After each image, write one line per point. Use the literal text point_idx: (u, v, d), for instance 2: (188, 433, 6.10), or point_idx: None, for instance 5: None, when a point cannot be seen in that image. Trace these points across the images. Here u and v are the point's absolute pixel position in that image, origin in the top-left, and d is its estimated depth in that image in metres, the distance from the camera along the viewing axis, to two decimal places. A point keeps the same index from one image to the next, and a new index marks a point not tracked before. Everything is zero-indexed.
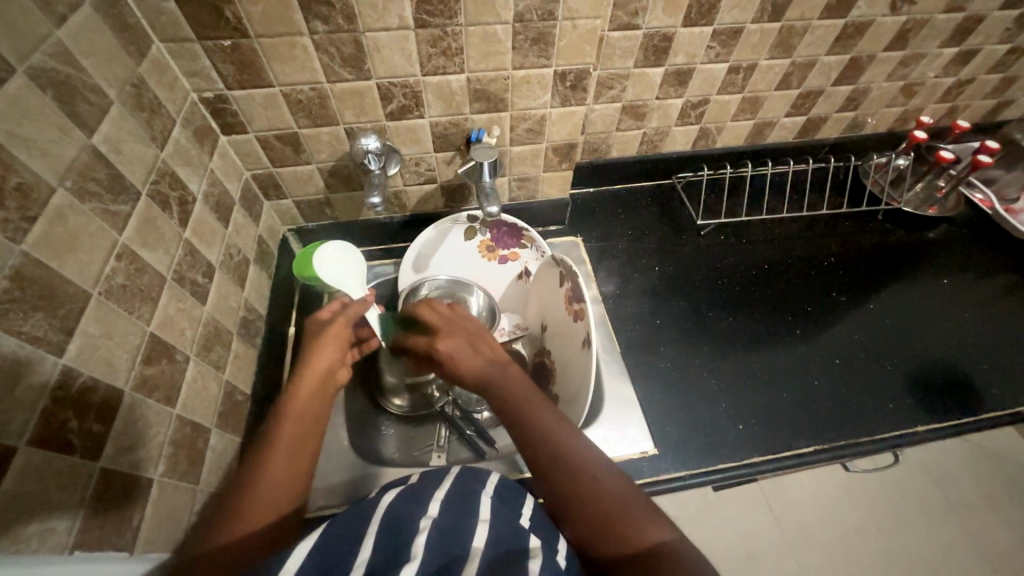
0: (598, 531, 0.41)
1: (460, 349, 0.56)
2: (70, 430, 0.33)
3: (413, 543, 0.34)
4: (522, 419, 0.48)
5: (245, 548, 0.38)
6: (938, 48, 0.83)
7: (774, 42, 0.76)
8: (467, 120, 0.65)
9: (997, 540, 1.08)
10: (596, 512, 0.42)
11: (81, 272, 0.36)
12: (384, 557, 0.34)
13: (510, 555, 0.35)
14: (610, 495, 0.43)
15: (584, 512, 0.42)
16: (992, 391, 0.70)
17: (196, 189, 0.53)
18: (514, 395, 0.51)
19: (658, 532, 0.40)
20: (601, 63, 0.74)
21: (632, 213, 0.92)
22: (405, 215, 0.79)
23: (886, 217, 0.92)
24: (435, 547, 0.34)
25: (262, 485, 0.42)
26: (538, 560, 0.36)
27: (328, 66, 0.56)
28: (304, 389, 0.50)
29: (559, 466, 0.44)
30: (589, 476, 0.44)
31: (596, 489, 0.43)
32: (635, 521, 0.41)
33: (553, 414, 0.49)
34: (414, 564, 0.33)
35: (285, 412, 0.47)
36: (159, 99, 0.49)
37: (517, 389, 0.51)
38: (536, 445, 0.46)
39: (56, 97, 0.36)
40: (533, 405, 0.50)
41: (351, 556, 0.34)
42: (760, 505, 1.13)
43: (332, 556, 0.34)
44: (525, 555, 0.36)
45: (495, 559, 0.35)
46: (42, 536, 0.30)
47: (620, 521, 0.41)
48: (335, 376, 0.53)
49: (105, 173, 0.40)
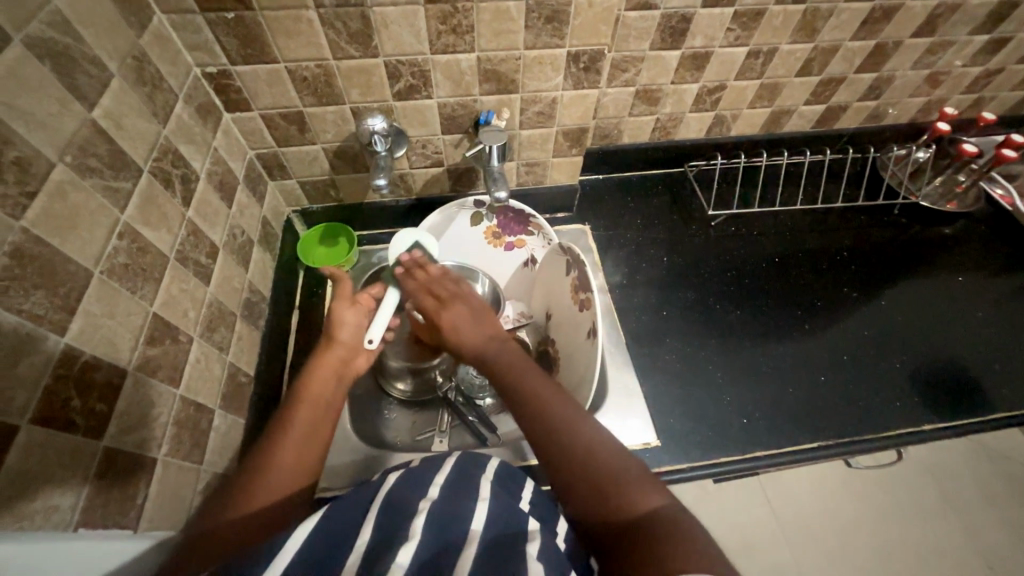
0: (594, 501, 0.40)
1: (461, 322, 0.57)
2: (72, 410, 0.33)
3: (410, 525, 0.34)
4: (521, 397, 0.49)
5: (254, 524, 0.39)
6: (968, 36, 0.79)
7: (797, 26, 0.73)
8: (476, 102, 0.64)
9: (994, 540, 1.08)
10: (594, 483, 0.41)
11: (82, 250, 0.36)
12: (383, 539, 0.33)
13: (508, 540, 0.35)
14: (608, 464, 0.42)
15: (581, 483, 0.42)
16: (1002, 392, 0.69)
17: (199, 167, 0.52)
18: (517, 364, 0.52)
19: (655, 502, 0.40)
20: (616, 45, 0.71)
21: (642, 202, 0.91)
22: (411, 199, 0.77)
23: (902, 211, 0.90)
24: (434, 531, 0.34)
25: (275, 469, 0.42)
26: (536, 545, 0.36)
27: (334, 42, 0.54)
28: (319, 377, 0.51)
29: (561, 435, 0.45)
30: (587, 447, 0.44)
31: (593, 458, 0.43)
32: (630, 490, 0.40)
33: (551, 386, 0.50)
34: (410, 546, 0.32)
35: (303, 396, 0.49)
36: (160, 73, 0.48)
37: (513, 366, 0.52)
38: (535, 416, 0.47)
39: (54, 67, 0.35)
40: (534, 376, 0.51)
41: (352, 538, 0.34)
42: (759, 498, 1.14)
43: (333, 536, 0.34)
44: (523, 539, 0.36)
45: (494, 544, 0.35)
46: (46, 513, 0.30)
47: (615, 491, 0.40)
48: (350, 369, 0.55)
49: (106, 148, 0.39)
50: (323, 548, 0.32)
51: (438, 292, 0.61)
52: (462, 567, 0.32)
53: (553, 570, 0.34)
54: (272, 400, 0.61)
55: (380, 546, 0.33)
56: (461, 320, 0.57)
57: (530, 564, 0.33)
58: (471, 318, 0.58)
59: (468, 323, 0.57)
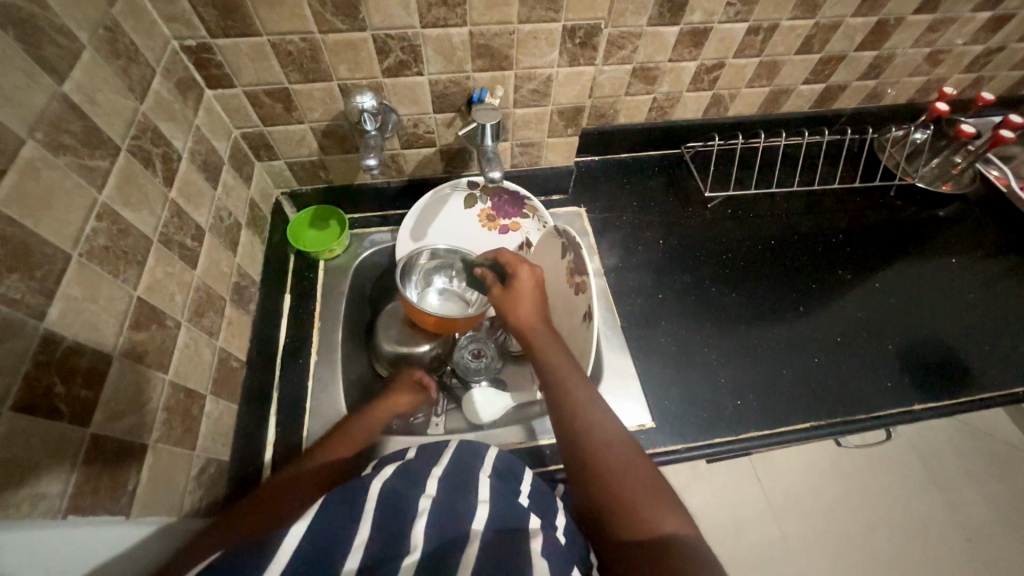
0: (619, 515, 0.41)
1: (525, 289, 0.60)
2: (56, 396, 0.32)
3: (412, 530, 0.34)
4: (557, 396, 0.50)
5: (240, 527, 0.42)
6: (970, 12, 0.78)
7: (798, 1, 0.71)
8: (468, 79, 0.62)
9: (974, 514, 1.12)
10: (612, 497, 0.42)
11: (59, 231, 0.34)
12: (382, 544, 0.33)
13: (510, 537, 0.36)
14: (632, 480, 0.42)
15: (603, 491, 0.42)
16: (989, 372, 0.70)
17: (181, 146, 0.50)
18: (559, 365, 0.52)
19: (675, 527, 0.40)
20: (613, 19, 0.68)
21: (638, 183, 0.89)
22: (403, 180, 0.76)
23: (898, 193, 0.89)
24: (436, 533, 0.34)
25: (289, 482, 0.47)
26: (539, 539, 0.37)
27: (319, 14, 0.52)
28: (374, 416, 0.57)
29: (591, 441, 0.45)
30: (612, 455, 0.44)
31: (618, 470, 0.43)
32: (651, 511, 0.40)
33: (585, 391, 0.50)
34: (412, 556, 0.33)
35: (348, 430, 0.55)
36: (136, 46, 0.45)
37: (553, 362, 0.53)
38: (565, 418, 0.48)
39: (19, 38, 0.33)
40: (575, 378, 0.51)
41: (350, 538, 0.34)
42: (748, 477, 1.16)
43: (330, 538, 0.33)
44: (525, 535, 0.36)
45: (496, 540, 0.35)
46: (33, 501, 0.30)
47: (636, 509, 0.41)
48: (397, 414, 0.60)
49: (80, 125, 0.37)
50: (319, 550, 0.32)
51: (516, 255, 0.65)
52: (464, 567, 0.32)
53: (556, 566, 0.35)
54: (263, 385, 0.60)
55: (382, 546, 0.33)
56: (525, 289, 0.60)
57: (535, 563, 0.34)
58: (533, 293, 0.60)
59: (529, 299, 0.59)
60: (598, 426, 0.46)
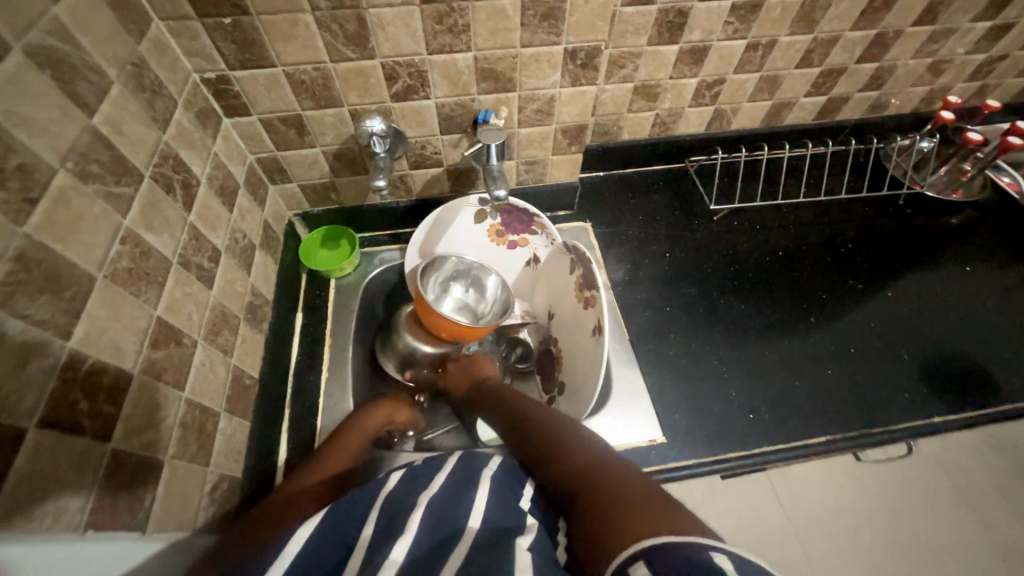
0: (550, 465, 0.42)
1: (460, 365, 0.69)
2: (79, 412, 0.33)
3: (408, 521, 0.35)
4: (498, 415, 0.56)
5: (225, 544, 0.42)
6: (970, 22, 0.78)
7: (796, 17, 0.72)
8: (474, 101, 0.64)
9: (1007, 534, 1.06)
10: (545, 454, 0.44)
11: (86, 255, 0.36)
12: (378, 539, 0.34)
13: (501, 533, 0.35)
14: (559, 436, 0.45)
15: (538, 455, 0.45)
16: (1011, 382, 0.68)
17: (200, 172, 0.52)
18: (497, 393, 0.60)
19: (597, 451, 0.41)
20: (613, 40, 0.71)
21: (642, 198, 0.90)
22: (411, 200, 0.78)
23: (907, 202, 0.89)
24: (430, 526, 0.34)
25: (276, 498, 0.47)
26: (530, 537, 0.35)
27: (331, 44, 0.54)
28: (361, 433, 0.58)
29: (526, 428, 0.50)
30: (543, 428, 0.48)
31: (546, 434, 0.46)
32: (575, 448, 0.42)
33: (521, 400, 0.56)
34: (404, 543, 0.33)
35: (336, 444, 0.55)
36: (160, 80, 0.48)
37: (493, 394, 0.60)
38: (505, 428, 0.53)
39: (55, 77, 0.35)
40: (513, 396, 0.58)
41: (353, 536, 0.35)
42: (766, 495, 1.12)
43: (334, 537, 0.35)
44: (517, 532, 0.35)
45: (487, 536, 0.34)
46: (56, 515, 0.31)
47: (563, 452, 0.43)
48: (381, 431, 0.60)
49: (107, 154, 0.39)
50: (321, 549, 0.34)
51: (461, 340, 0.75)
52: (451, 559, 0.32)
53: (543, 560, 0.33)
54: (275, 403, 0.61)
55: (375, 542, 0.34)
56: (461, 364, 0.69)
57: (519, 554, 0.33)
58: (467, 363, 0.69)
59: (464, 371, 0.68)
60: (524, 418, 0.51)
